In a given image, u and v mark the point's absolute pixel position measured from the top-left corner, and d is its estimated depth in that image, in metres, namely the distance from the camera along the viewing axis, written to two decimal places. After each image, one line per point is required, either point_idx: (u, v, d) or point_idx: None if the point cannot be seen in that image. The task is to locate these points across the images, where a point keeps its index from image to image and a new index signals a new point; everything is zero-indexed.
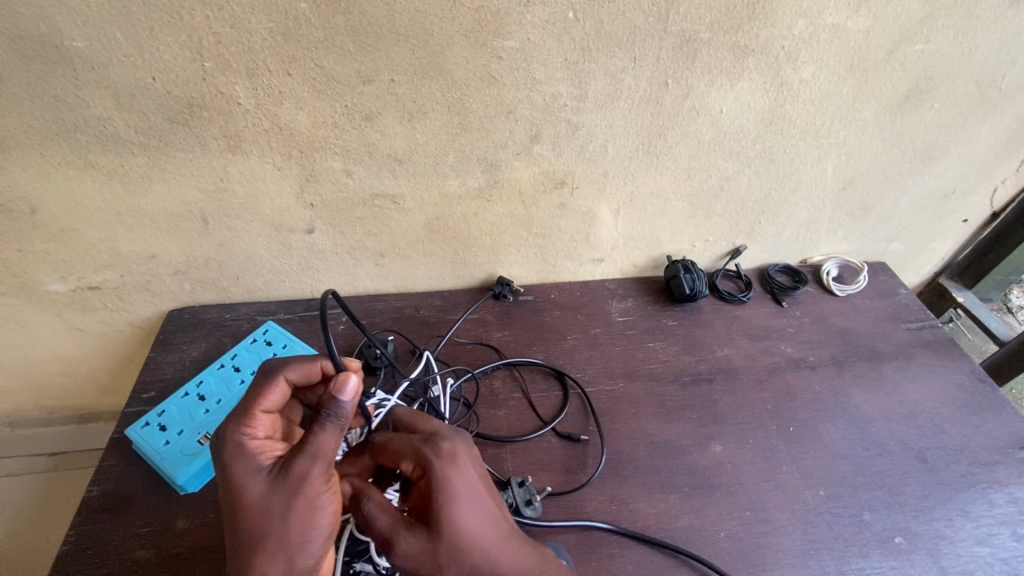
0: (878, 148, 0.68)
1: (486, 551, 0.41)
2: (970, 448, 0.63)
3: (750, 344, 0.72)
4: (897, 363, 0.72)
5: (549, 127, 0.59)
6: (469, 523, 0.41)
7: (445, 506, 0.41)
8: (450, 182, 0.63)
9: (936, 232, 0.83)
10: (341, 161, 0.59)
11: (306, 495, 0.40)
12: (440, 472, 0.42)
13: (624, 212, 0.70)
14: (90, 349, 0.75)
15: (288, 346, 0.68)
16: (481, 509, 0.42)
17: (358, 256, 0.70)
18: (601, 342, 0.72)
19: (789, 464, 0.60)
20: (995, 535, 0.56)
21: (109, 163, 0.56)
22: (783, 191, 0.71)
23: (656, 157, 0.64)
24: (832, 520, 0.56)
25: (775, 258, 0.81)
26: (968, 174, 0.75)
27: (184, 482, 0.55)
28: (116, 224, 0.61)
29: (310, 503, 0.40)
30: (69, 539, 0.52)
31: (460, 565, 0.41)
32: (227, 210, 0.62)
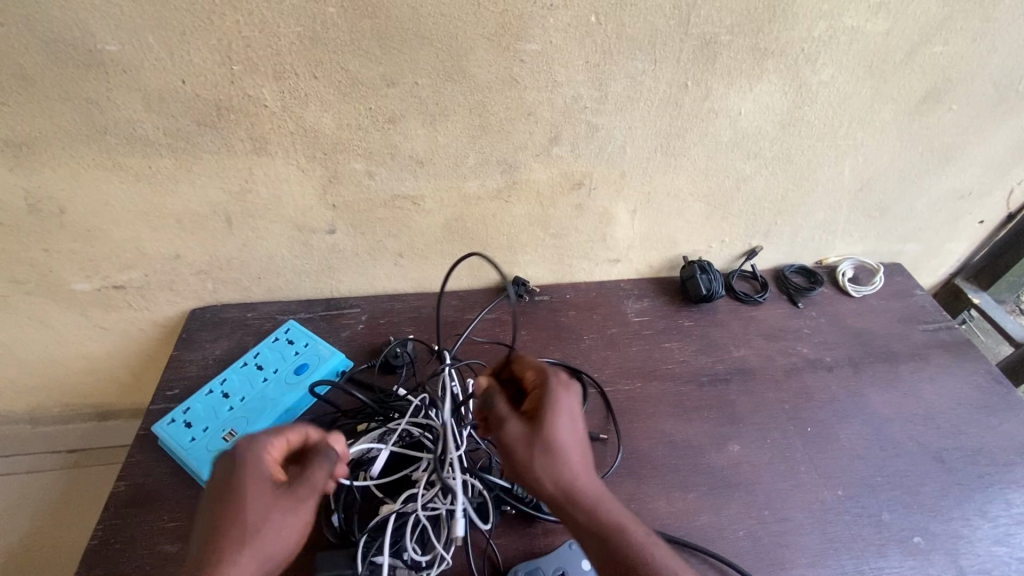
0: (895, 149, 0.69)
1: (570, 466, 0.47)
2: (987, 449, 0.63)
3: (765, 344, 0.73)
4: (913, 364, 0.72)
5: (568, 128, 0.60)
6: (566, 438, 0.47)
7: (555, 415, 0.48)
8: (470, 183, 0.64)
9: (952, 233, 0.83)
10: (363, 162, 0.60)
11: (274, 528, 0.42)
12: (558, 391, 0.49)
13: (641, 212, 0.70)
14: (112, 347, 0.76)
15: (309, 345, 0.69)
16: (574, 433, 0.48)
17: (377, 256, 0.70)
18: (617, 342, 0.72)
19: (806, 464, 0.60)
20: (1014, 535, 0.56)
21: (137, 164, 0.57)
22: (800, 192, 0.71)
23: (673, 158, 0.64)
24: (850, 520, 0.56)
25: (790, 259, 0.81)
26: (985, 176, 0.75)
27: (210, 479, 0.56)
28: (142, 224, 0.62)
29: (267, 540, 0.42)
30: (99, 533, 0.53)
31: (548, 466, 0.46)
32: (251, 211, 0.63)
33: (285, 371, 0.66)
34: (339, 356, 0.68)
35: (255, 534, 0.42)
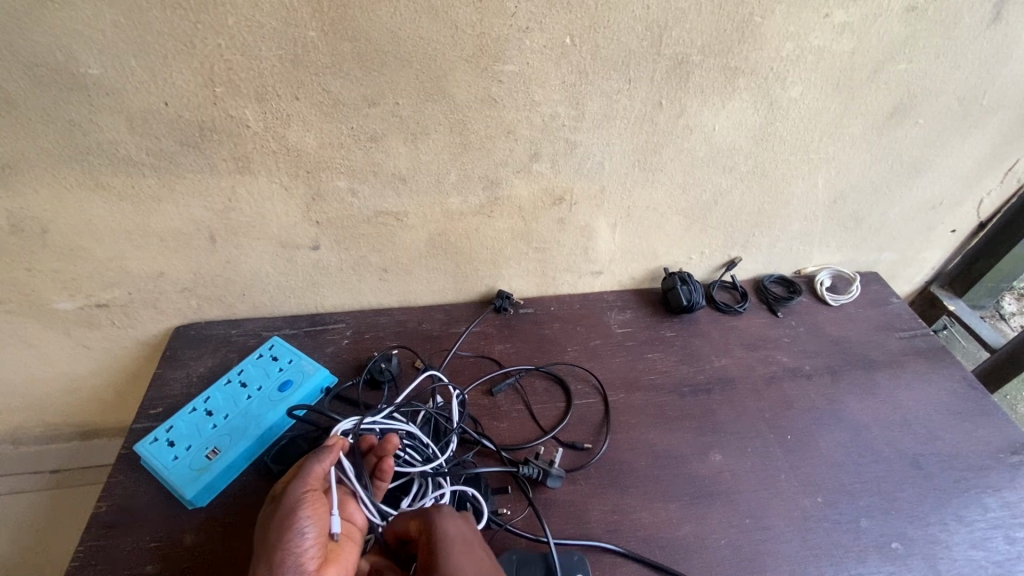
0: (867, 163, 0.71)
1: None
2: (963, 454, 0.64)
3: (746, 354, 0.74)
4: (890, 370, 0.73)
5: (547, 145, 0.61)
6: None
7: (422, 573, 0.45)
8: (452, 200, 0.65)
9: (925, 242, 0.85)
10: (346, 180, 0.61)
11: (283, 522, 0.44)
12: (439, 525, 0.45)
13: (621, 226, 0.72)
14: (96, 365, 0.76)
15: (293, 361, 0.68)
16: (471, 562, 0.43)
17: (362, 271, 0.71)
18: (600, 353, 0.73)
19: (786, 471, 0.61)
20: (989, 538, 0.57)
21: (120, 184, 0.57)
22: (776, 205, 0.73)
23: (651, 173, 0.66)
24: (829, 526, 0.57)
25: (769, 269, 0.83)
26: (955, 186, 0.77)
27: (192, 497, 0.55)
28: (125, 243, 0.63)
29: (279, 540, 0.43)
30: (80, 554, 0.52)
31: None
32: (235, 228, 0.63)
33: (268, 387, 0.66)
34: (324, 372, 0.67)
35: (278, 530, 0.44)
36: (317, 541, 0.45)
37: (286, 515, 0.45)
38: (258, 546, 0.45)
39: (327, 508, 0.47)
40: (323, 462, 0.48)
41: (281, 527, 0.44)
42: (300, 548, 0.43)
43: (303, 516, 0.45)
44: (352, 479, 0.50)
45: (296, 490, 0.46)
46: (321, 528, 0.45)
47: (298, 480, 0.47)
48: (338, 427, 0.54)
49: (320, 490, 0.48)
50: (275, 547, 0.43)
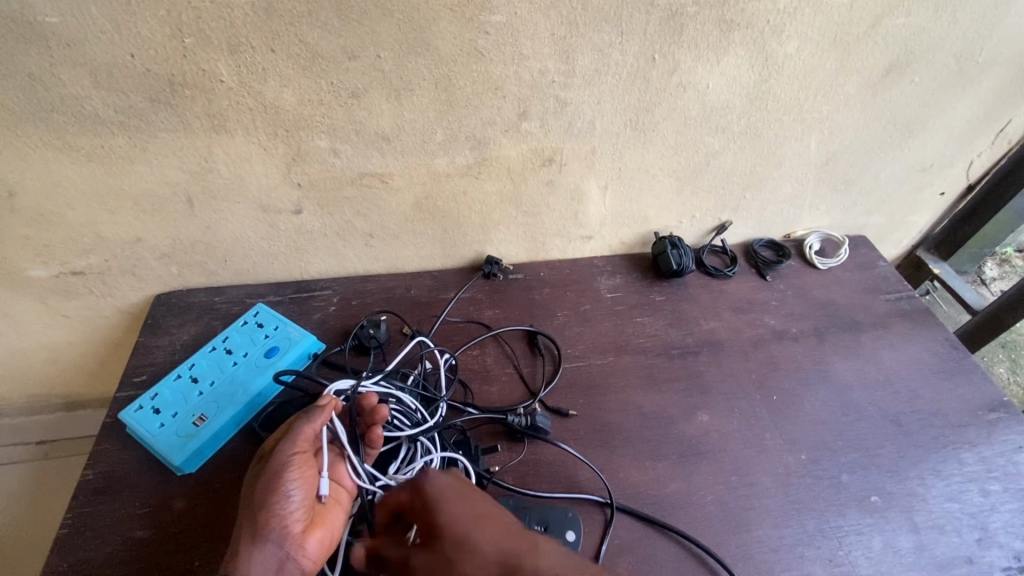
0: (861, 123, 0.69)
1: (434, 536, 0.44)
2: (942, 411, 0.66)
3: (734, 317, 0.74)
4: (875, 332, 0.74)
5: (537, 103, 0.59)
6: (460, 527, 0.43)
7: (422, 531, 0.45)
8: (438, 160, 0.63)
9: (914, 205, 0.85)
10: (327, 140, 0.58)
11: (271, 484, 0.45)
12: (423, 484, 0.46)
13: (612, 188, 0.70)
14: (76, 334, 0.75)
15: (279, 328, 0.67)
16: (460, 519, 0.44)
17: (347, 236, 0.69)
18: (590, 318, 0.73)
19: (771, 430, 0.62)
20: (964, 491, 0.59)
21: (89, 144, 0.55)
22: (768, 166, 0.72)
23: (643, 133, 0.64)
24: (812, 482, 0.59)
25: (759, 233, 0.83)
26: (947, 147, 0.76)
27: (181, 463, 0.55)
28: (98, 207, 0.60)
29: (265, 502, 0.44)
30: (69, 521, 0.52)
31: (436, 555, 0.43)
32: (214, 191, 0.61)
33: (254, 354, 0.65)
34: (310, 338, 0.66)
35: (264, 491, 0.45)
36: (303, 503, 0.46)
37: (274, 477, 0.45)
38: (246, 500, 0.46)
39: (315, 471, 0.47)
40: (311, 425, 0.48)
41: (267, 488, 0.45)
42: (287, 509, 0.45)
43: (290, 478, 0.46)
44: (341, 439, 0.48)
45: (285, 452, 0.46)
46: (310, 488, 0.46)
47: (286, 443, 0.47)
48: (335, 386, 0.54)
49: (311, 449, 0.49)
50: (261, 507, 0.44)
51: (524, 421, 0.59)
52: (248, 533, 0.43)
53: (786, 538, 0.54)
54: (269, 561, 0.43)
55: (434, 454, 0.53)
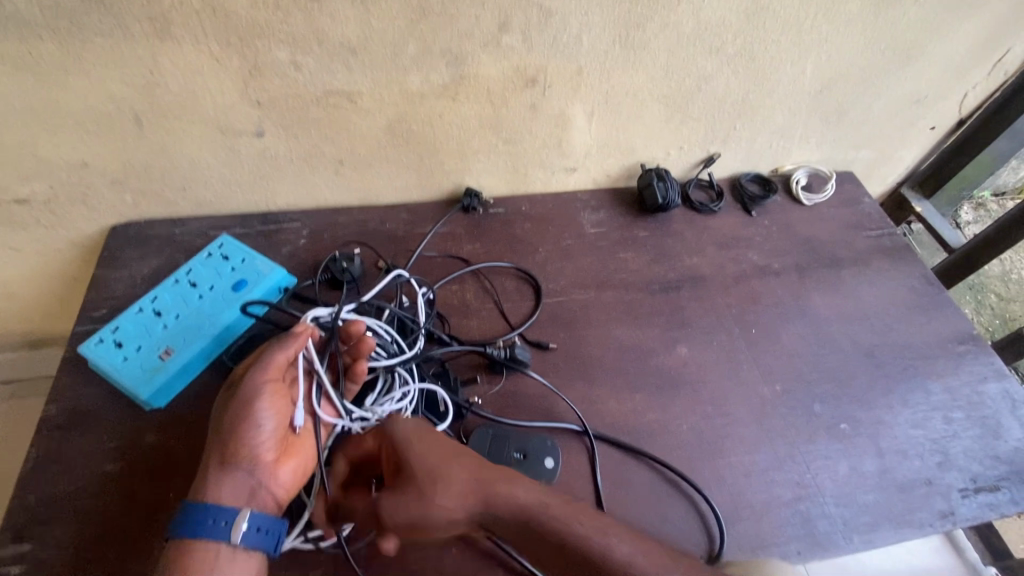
0: (858, 47, 0.66)
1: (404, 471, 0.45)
2: (914, 344, 0.67)
3: (717, 253, 0.73)
4: (856, 268, 0.74)
5: (519, 14, 0.54)
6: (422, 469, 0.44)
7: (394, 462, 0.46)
8: (412, 77, 0.58)
9: (905, 140, 0.83)
10: (288, 51, 0.53)
11: (241, 414, 0.44)
12: (388, 428, 0.46)
13: (598, 115, 0.66)
14: (28, 269, 0.70)
15: (246, 261, 0.63)
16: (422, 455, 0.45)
17: (315, 164, 0.65)
18: (572, 254, 0.71)
19: (749, 362, 0.63)
20: (929, 419, 0.61)
21: (15, 49, 0.49)
22: (761, 94, 0.69)
23: (632, 52, 0.60)
24: (786, 411, 0.60)
25: (747, 167, 0.80)
26: (943, 76, 0.73)
27: (148, 397, 0.53)
28: (34, 125, 0.55)
29: (234, 432, 0.44)
30: (33, 455, 0.51)
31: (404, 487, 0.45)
32: (164, 109, 0.56)
33: (221, 288, 0.61)
34: (280, 272, 0.63)
35: (234, 420, 0.44)
36: (275, 433, 0.46)
37: (244, 406, 0.44)
38: (217, 423, 0.46)
39: (286, 400, 0.47)
40: (283, 357, 0.45)
41: (238, 417, 0.44)
42: (257, 439, 0.45)
43: (261, 408, 0.45)
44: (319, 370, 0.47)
45: (255, 381, 0.45)
46: (281, 418, 0.46)
47: (253, 374, 0.45)
48: (313, 312, 0.52)
49: (283, 377, 0.47)
50: (231, 436, 0.44)
51: (504, 353, 0.58)
52: (218, 459, 0.44)
53: (758, 463, 0.56)
54: (241, 486, 0.44)
55: (414, 385, 0.52)
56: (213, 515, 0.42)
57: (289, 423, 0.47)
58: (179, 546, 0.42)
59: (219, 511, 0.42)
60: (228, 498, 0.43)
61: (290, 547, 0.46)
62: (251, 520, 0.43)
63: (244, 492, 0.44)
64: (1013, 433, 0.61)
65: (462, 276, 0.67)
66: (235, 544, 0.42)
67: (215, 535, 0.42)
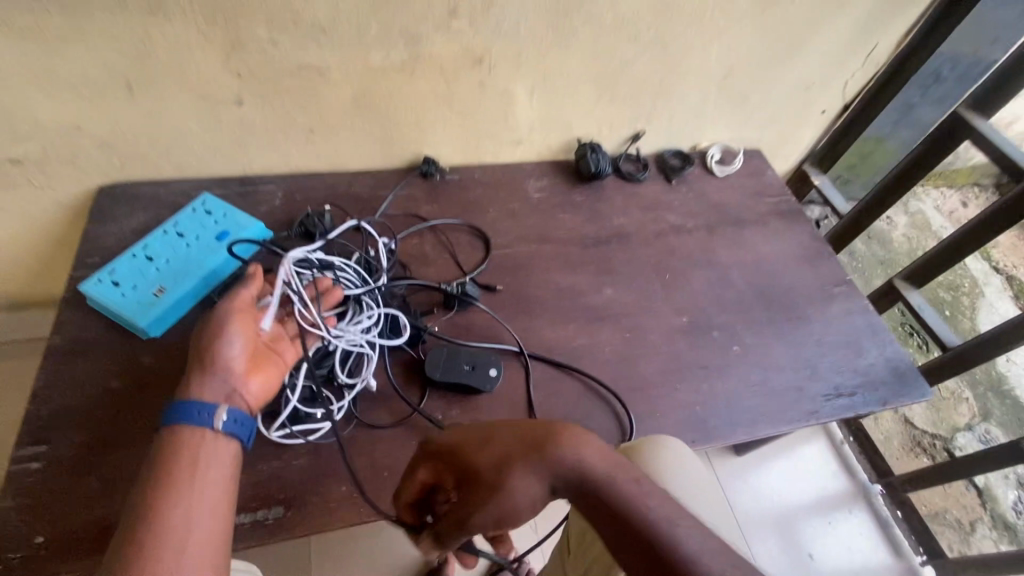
0: (751, 40, 0.80)
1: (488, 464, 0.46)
2: (798, 286, 0.82)
3: (642, 214, 0.86)
4: (756, 227, 0.88)
5: (464, 2, 0.64)
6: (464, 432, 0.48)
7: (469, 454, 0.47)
8: (375, 55, 0.67)
9: (801, 122, 0.98)
10: (266, 29, 0.62)
11: (214, 333, 0.52)
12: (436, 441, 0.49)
13: (538, 92, 0.78)
14: (16, 229, 0.76)
15: (228, 215, 0.71)
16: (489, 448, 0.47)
17: (289, 131, 0.73)
18: (517, 214, 0.82)
19: (663, 301, 0.76)
20: (805, 342, 0.75)
21: (21, 21, 0.56)
22: (675, 78, 0.81)
23: (563, 38, 0.71)
24: (690, 338, 0.73)
25: (669, 143, 0.93)
26: (825, 67, 0.88)
27: (146, 326, 0.61)
28: (33, 89, 0.61)
29: (208, 348, 0.52)
30: (44, 375, 0.58)
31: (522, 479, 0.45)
32: (154, 77, 0.63)
33: (206, 238, 0.69)
34: (259, 226, 0.72)
35: (209, 339, 0.52)
36: (245, 350, 0.53)
37: (216, 327, 0.53)
38: (194, 347, 0.53)
39: (255, 324, 0.55)
40: (249, 289, 0.55)
41: (212, 336, 0.52)
42: (230, 353, 0.52)
43: (232, 329, 0.53)
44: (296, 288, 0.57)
45: (225, 308, 0.54)
46: (250, 339, 0.54)
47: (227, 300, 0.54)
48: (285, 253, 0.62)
49: (249, 309, 0.56)
50: (207, 352, 0.52)
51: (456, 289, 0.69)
52: (197, 371, 0.51)
53: (666, 376, 0.69)
54: (219, 392, 0.51)
55: (378, 309, 0.62)
56: (197, 408, 0.50)
57: (257, 347, 0.55)
58: (172, 437, 0.49)
59: (203, 404, 0.50)
60: (208, 399, 0.51)
61: (275, 437, 0.56)
62: (229, 414, 0.51)
63: (221, 395, 0.51)
64: (870, 352, 0.76)
65: (419, 231, 0.77)
66: (217, 430, 0.50)
67: (198, 423, 0.50)
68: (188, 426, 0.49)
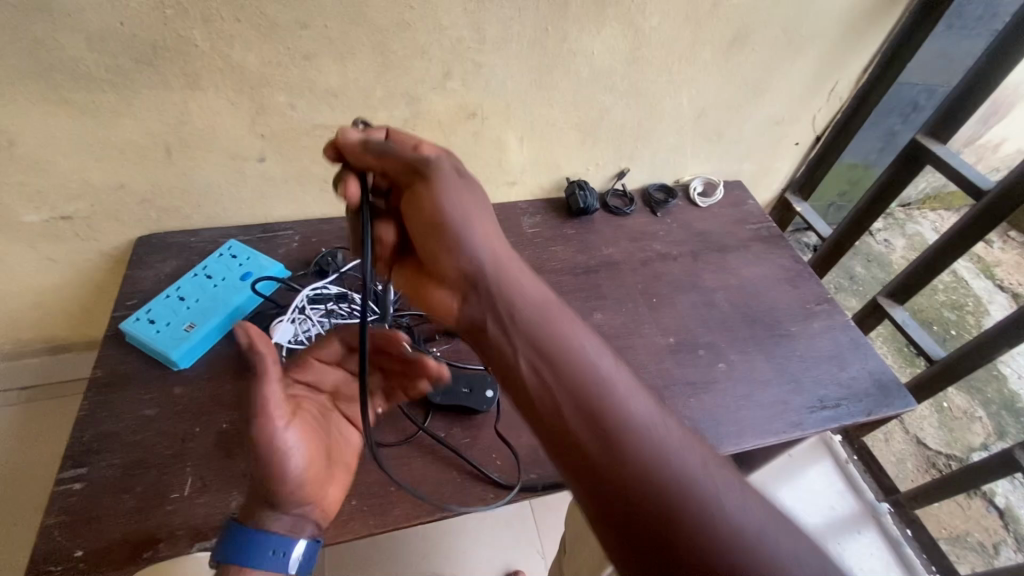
0: (719, 84, 0.88)
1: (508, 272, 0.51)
2: (781, 306, 0.86)
3: (629, 243, 0.92)
4: (739, 252, 0.94)
5: (457, 66, 0.74)
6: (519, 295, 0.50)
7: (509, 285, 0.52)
8: (381, 113, 0.76)
9: (777, 153, 1.05)
10: (286, 96, 0.71)
11: (281, 453, 0.52)
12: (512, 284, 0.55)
13: (527, 139, 0.86)
14: (63, 277, 0.85)
15: (250, 258, 0.80)
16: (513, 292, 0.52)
17: (305, 182, 0.82)
18: (513, 247, 0.89)
19: (650, 322, 0.81)
20: (788, 358, 0.79)
21: (81, 100, 0.66)
22: (651, 120, 0.89)
23: (546, 91, 0.80)
24: (677, 356, 0.77)
25: (653, 179, 1.01)
26: (792, 104, 0.96)
27: (177, 358, 0.68)
28: (87, 155, 0.71)
29: (282, 463, 0.52)
30: (87, 404, 0.65)
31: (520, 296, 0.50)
32: (189, 141, 0.73)
33: (231, 278, 0.77)
34: (278, 266, 0.80)
35: (275, 452, 0.52)
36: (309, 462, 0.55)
37: (279, 445, 0.52)
38: (252, 460, 0.52)
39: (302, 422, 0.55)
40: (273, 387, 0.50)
41: (275, 451, 0.52)
42: (298, 466, 0.53)
43: (293, 444, 0.53)
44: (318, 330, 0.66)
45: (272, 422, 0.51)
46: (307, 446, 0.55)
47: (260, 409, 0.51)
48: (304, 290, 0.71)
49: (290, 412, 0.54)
50: (280, 466, 0.52)
51: None
52: (267, 509, 0.53)
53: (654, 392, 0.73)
54: (289, 524, 0.54)
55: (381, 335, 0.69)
56: (270, 546, 0.51)
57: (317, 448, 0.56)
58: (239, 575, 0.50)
59: (275, 542, 0.51)
60: (277, 532, 0.52)
61: None
62: (299, 548, 0.53)
63: (289, 525, 0.53)
64: (853, 365, 0.80)
65: None
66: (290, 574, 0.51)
67: (268, 563, 0.51)
68: (258, 570, 0.51)
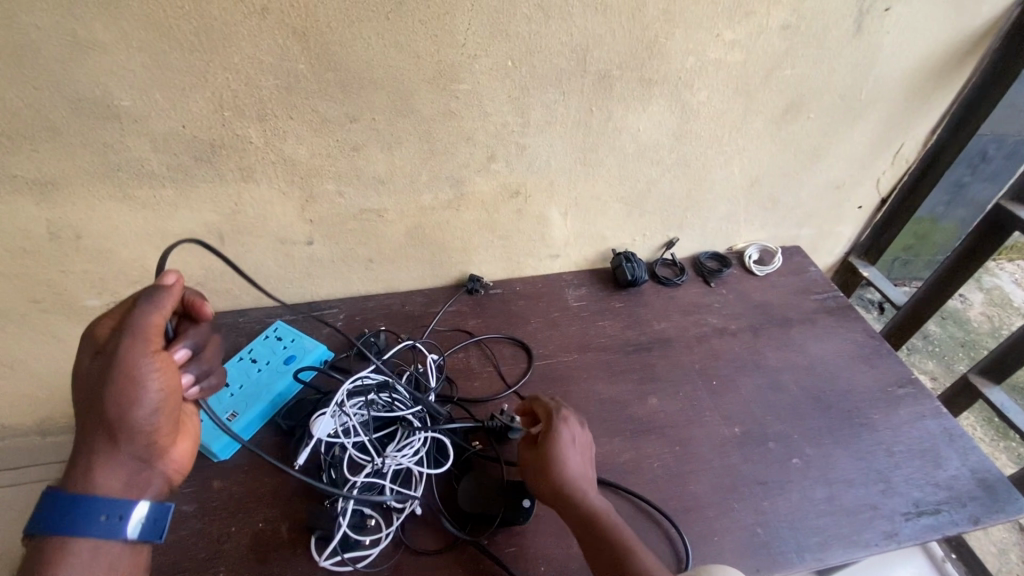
0: (772, 153, 0.84)
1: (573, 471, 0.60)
2: (857, 388, 0.78)
3: (682, 318, 0.87)
4: (803, 326, 0.87)
5: (501, 148, 0.73)
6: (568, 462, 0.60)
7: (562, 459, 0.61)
8: (425, 196, 0.77)
9: (838, 217, 0.99)
10: (335, 184, 0.72)
11: (119, 392, 0.47)
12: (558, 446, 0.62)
13: (572, 214, 0.84)
14: None
15: (295, 341, 0.80)
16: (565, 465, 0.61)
17: (351, 262, 0.83)
18: (558, 323, 0.86)
19: (711, 408, 0.74)
20: (873, 452, 0.70)
21: (144, 195, 0.69)
22: (701, 191, 0.86)
23: (592, 168, 0.79)
24: (744, 450, 0.70)
25: (704, 247, 0.96)
26: (853, 168, 0.90)
27: (218, 450, 0.67)
28: (147, 244, 0.74)
29: (115, 399, 0.47)
30: None
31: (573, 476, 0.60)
32: (241, 228, 0.75)
33: (275, 362, 0.77)
34: (322, 348, 0.79)
35: (116, 391, 0.47)
36: (166, 397, 0.50)
37: (127, 379, 0.47)
38: (86, 403, 0.48)
39: (172, 364, 0.50)
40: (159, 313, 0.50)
41: (124, 404, 0.48)
42: (148, 403, 0.49)
43: (149, 380, 0.48)
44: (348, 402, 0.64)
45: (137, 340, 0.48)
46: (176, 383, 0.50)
47: (136, 326, 0.48)
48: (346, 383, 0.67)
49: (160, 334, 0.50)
50: (109, 403, 0.47)
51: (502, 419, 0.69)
52: (102, 442, 0.48)
53: (721, 494, 0.65)
54: (126, 466, 0.49)
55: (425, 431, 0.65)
56: (105, 509, 0.48)
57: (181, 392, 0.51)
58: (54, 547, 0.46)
59: (109, 504, 0.48)
60: (111, 491, 0.48)
61: (326, 565, 0.57)
62: (138, 510, 0.49)
63: (122, 481, 0.49)
64: (952, 462, 0.70)
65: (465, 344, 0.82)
66: (128, 539, 0.48)
67: (96, 531, 0.47)
68: (84, 537, 0.47)
